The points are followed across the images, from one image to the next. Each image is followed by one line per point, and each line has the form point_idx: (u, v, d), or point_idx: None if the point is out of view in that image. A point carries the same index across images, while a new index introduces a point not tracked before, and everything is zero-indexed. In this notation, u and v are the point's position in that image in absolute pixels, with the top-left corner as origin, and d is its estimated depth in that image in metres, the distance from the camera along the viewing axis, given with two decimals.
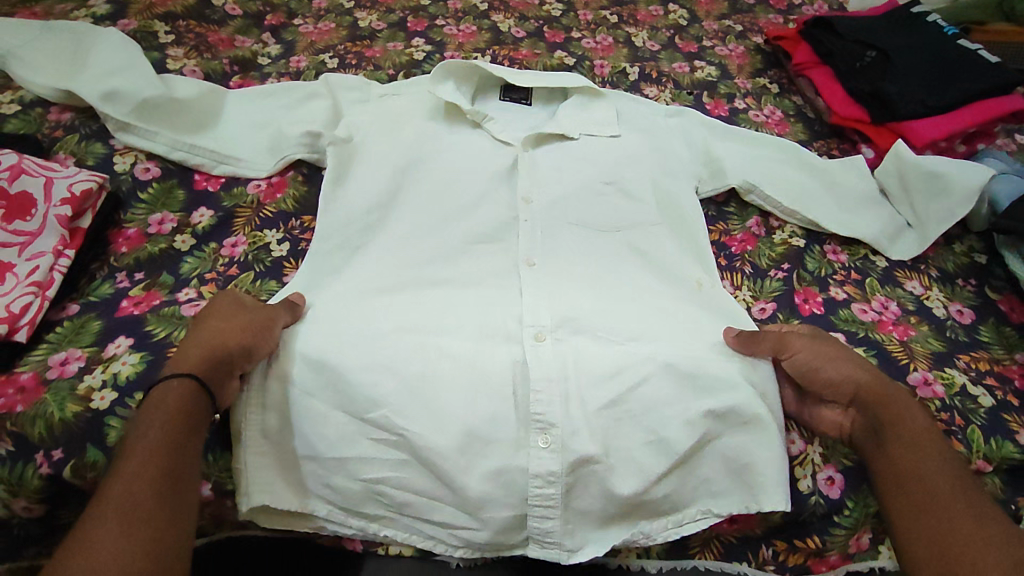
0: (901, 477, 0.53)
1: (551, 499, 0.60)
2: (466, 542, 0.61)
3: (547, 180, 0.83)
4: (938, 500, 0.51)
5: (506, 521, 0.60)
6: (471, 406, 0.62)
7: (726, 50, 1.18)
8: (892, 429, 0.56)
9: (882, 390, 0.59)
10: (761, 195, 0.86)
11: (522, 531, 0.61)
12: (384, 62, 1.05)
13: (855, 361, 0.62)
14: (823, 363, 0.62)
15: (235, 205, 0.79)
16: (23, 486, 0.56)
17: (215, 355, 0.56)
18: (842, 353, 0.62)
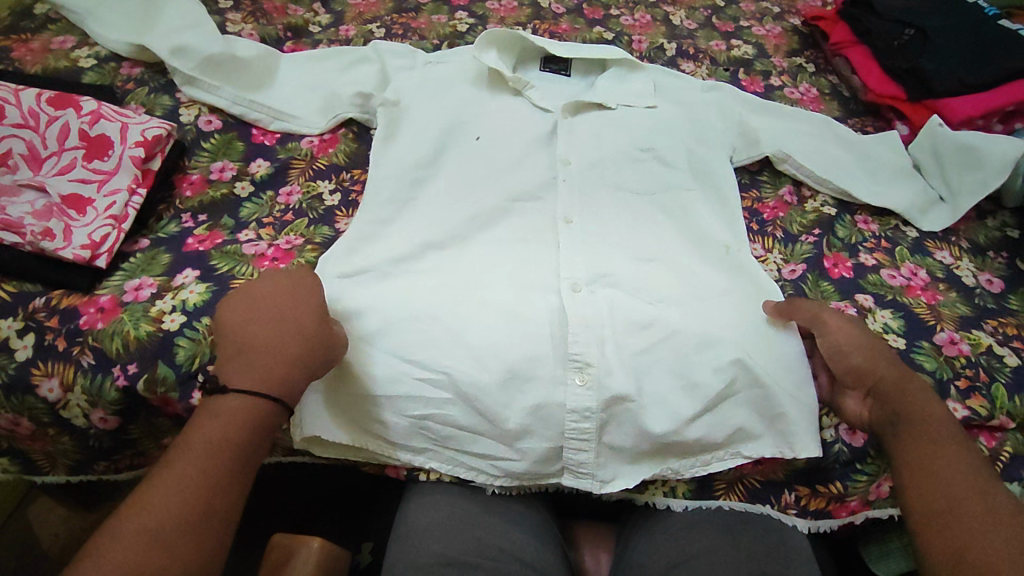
0: (910, 467, 0.54)
1: (586, 433, 0.63)
2: (506, 471, 0.64)
3: (586, 146, 0.85)
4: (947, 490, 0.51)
5: (543, 452, 0.63)
6: (510, 346, 0.65)
7: (763, 30, 1.19)
8: (907, 422, 0.57)
9: (903, 382, 0.59)
10: (795, 164, 0.87)
11: (557, 463, 0.64)
12: (429, 33, 1.09)
13: (883, 355, 0.62)
14: (854, 350, 0.62)
15: (290, 157, 0.83)
16: (101, 397, 0.61)
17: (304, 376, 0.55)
18: (873, 346, 0.62)
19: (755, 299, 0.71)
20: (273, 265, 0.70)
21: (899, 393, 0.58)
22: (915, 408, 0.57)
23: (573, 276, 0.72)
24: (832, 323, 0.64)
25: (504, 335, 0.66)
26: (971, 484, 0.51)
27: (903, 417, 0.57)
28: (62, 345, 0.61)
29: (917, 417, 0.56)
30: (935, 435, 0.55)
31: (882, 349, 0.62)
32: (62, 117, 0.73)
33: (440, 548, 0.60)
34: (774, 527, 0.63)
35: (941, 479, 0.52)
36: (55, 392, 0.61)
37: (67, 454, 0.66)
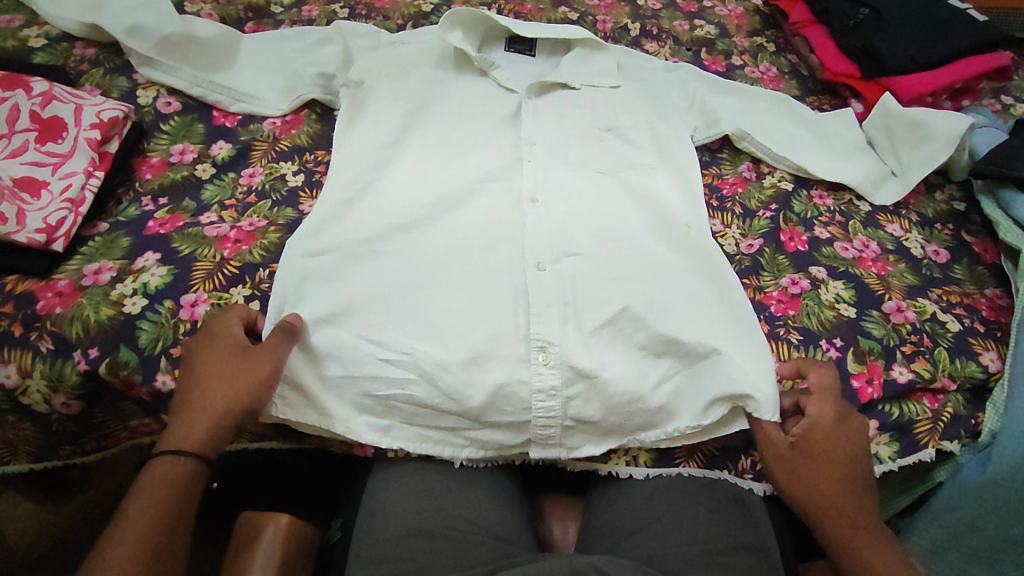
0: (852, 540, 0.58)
1: (551, 411, 0.65)
2: (471, 439, 0.66)
3: (549, 128, 0.86)
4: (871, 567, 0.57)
5: (508, 421, 0.65)
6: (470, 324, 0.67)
7: (725, 10, 1.21)
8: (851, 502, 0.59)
9: (846, 500, 0.59)
10: (754, 142, 0.90)
11: (522, 435, 0.66)
12: (393, 13, 1.08)
13: (851, 466, 0.60)
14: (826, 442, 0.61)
15: (252, 139, 0.82)
16: (63, 381, 0.60)
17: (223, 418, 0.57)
18: (830, 457, 0.60)
19: (727, 280, 0.72)
20: (235, 248, 0.70)
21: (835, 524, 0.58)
22: (859, 538, 0.58)
23: (535, 255, 0.72)
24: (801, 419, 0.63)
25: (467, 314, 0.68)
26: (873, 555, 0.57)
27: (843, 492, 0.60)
28: (19, 331, 0.61)
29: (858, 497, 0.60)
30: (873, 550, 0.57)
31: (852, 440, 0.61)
32: (12, 98, 0.72)
33: (406, 520, 0.61)
34: (730, 490, 0.66)
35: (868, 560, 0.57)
36: (13, 377, 0.60)
37: (28, 442, 0.65)
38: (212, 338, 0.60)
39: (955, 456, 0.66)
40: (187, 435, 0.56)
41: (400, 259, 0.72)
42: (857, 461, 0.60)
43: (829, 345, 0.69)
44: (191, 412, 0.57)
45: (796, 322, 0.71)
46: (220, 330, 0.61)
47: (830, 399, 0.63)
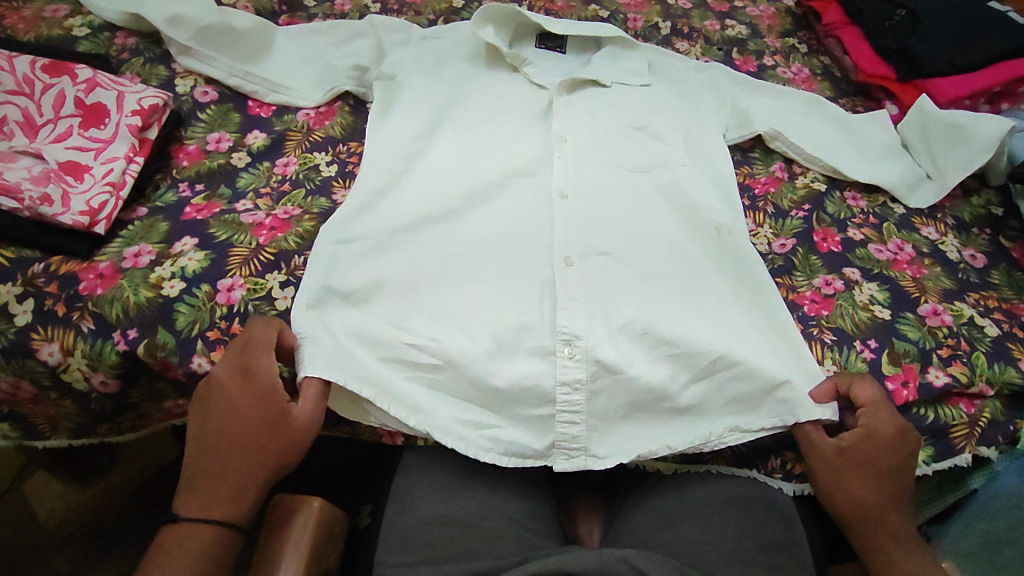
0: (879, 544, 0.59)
1: (575, 405, 0.64)
2: (495, 441, 0.64)
3: (580, 124, 0.86)
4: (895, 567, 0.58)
5: (535, 418, 0.64)
6: (499, 316, 0.68)
7: (757, 11, 1.20)
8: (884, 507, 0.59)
9: (879, 507, 0.59)
10: (786, 142, 0.89)
11: (546, 441, 0.64)
12: (425, 9, 1.09)
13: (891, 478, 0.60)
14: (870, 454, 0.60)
15: (287, 129, 0.83)
16: (102, 361, 0.62)
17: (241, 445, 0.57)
18: (869, 467, 0.60)
19: (763, 280, 0.72)
20: (271, 234, 0.70)
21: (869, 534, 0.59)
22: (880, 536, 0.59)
23: (567, 251, 0.72)
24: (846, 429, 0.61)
25: (497, 306, 0.69)
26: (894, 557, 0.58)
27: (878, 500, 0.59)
28: (62, 311, 0.62)
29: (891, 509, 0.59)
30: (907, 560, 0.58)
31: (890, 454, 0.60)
32: (58, 85, 0.74)
33: (441, 508, 0.61)
34: (763, 490, 0.65)
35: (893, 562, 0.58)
36: (56, 356, 0.61)
37: (69, 417, 0.67)
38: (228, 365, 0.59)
39: (992, 462, 0.66)
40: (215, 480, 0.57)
41: (432, 249, 0.72)
42: (899, 471, 0.60)
43: (862, 346, 0.68)
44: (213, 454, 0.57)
45: (829, 322, 0.70)
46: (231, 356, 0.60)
47: (884, 413, 0.61)
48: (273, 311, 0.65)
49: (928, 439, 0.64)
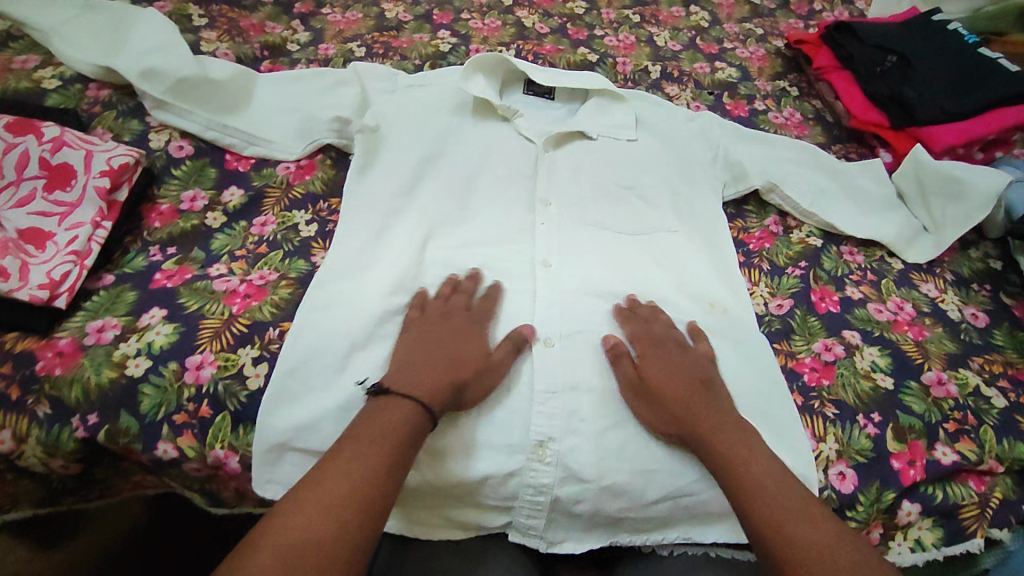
0: (739, 482, 0.54)
1: (540, 503, 0.60)
2: (448, 519, 0.62)
3: (565, 182, 0.86)
4: (794, 509, 0.52)
5: (491, 504, 0.61)
6: (478, 405, 0.62)
7: (746, 53, 1.21)
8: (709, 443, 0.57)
9: (712, 425, 0.58)
10: (781, 195, 0.88)
11: (503, 517, 0.62)
12: (410, 53, 1.08)
13: (685, 388, 0.61)
14: (673, 385, 0.61)
15: (265, 185, 0.80)
16: (60, 447, 0.58)
17: (449, 373, 0.60)
18: (661, 394, 0.61)
19: (760, 354, 0.68)
20: (245, 303, 0.67)
21: (735, 478, 0.55)
22: (736, 455, 0.56)
23: (545, 330, 0.67)
24: (646, 368, 0.63)
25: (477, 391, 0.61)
26: (780, 518, 0.51)
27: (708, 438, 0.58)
28: (16, 393, 0.58)
29: (711, 445, 0.57)
30: (752, 477, 0.54)
31: (668, 375, 0.62)
32: (22, 144, 0.70)
33: None
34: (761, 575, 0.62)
35: (762, 496, 0.53)
36: (9, 443, 0.57)
37: (29, 498, 0.63)
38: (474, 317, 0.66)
39: (1004, 543, 0.62)
40: (418, 394, 0.57)
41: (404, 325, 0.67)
42: (687, 394, 0.60)
43: (865, 421, 0.64)
44: (420, 365, 0.60)
45: (830, 394, 0.66)
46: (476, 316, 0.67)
47: (651, 357, 0.64)
48: (244, 393, 0.61)
49: (937, 519, 0.62)
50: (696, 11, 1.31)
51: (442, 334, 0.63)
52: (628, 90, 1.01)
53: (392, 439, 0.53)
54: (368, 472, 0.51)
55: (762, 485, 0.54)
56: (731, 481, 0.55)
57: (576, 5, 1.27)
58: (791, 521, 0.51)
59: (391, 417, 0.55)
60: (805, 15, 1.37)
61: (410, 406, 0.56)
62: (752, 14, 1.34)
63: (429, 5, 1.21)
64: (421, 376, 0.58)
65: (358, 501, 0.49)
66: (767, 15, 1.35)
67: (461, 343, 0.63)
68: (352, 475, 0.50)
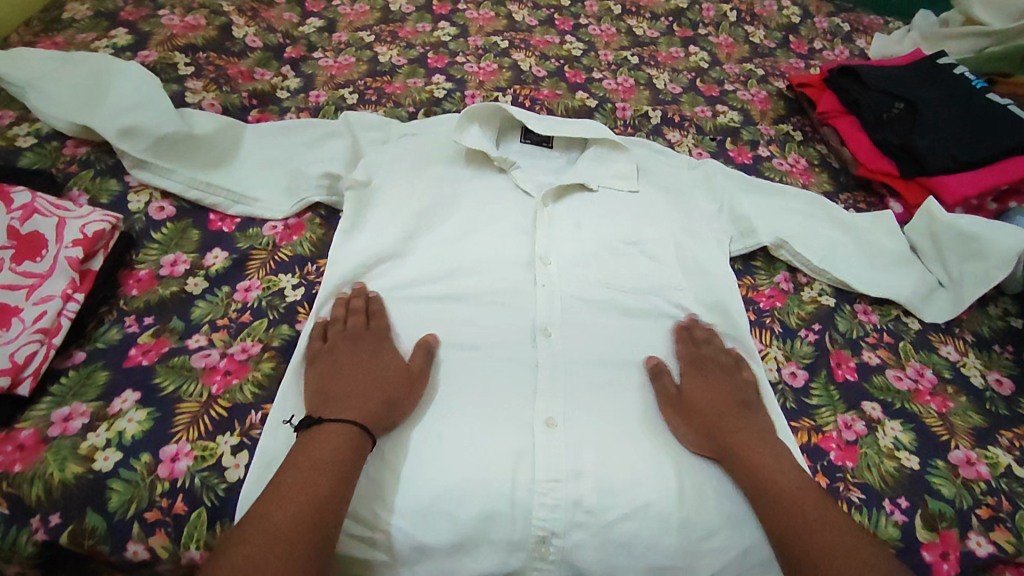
0: (763, 493, 0.57)
1: None
2: None
3: (564, 238, 0.82)
4: (791, 513, 0.55)
5: None
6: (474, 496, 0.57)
7: (748, 95, 1.19)
8: (743, 456, 0.60)
9: (740, 440, 0.61)
10: (790, 250, 0.85)
11: None
12: (404, 99, 1.06)
13: (722, 405, 0.65)
14: (707, 402, 0.65)
15: (251, 247, 0.77)
16: (16, 552, 0.53)
17: (386, 392, 0.61)
18: (734, 413, 0.64)
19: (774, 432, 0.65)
20: (225, 382, 0.62)
21: (773, 485, 0.57)
22: (763, 465, 0.59)
23: (549, 408, 0.63)
24: (693, 387, 0.66)
25: (473, 480, 0.58)
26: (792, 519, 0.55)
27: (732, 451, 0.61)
28: None
29: (744, 455, 0.60)
30: (764, 471, 0.58)
31: (706, 391, 0.66)
32: None
33: None
34: None
35: (783, 499, 0.56)
36: None
37: None
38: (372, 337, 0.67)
39: None
40: (352, 412, 0.58)
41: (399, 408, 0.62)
42: (715, 409, 0.64)
43: (893, 507, 0.60)
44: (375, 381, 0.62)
45: (856, 476, 0.62)
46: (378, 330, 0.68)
47: (696, 376, 0.68)
48: (222, 486, 0.56)
49: None
50: (696, 51, 1.30)
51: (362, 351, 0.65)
52: (627, 138, 0.98)
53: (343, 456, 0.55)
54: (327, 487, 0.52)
55: (789, 490, 0.57)
56: (754, 490, 0.58)
57: (573, 47, 1.25)
58: (792, 522, 0.55)
59: (328, 429, 0.56)
60: (805, 54, 1.35)
61: (343, 422, 0.57)
62: (752, 54, 1.32)
63: (424, 48, 1.19)
64: (364, 394, 0.60)
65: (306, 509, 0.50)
66: (767, 54, 1.33)
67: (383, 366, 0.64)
68: (303, 485, 0.52)
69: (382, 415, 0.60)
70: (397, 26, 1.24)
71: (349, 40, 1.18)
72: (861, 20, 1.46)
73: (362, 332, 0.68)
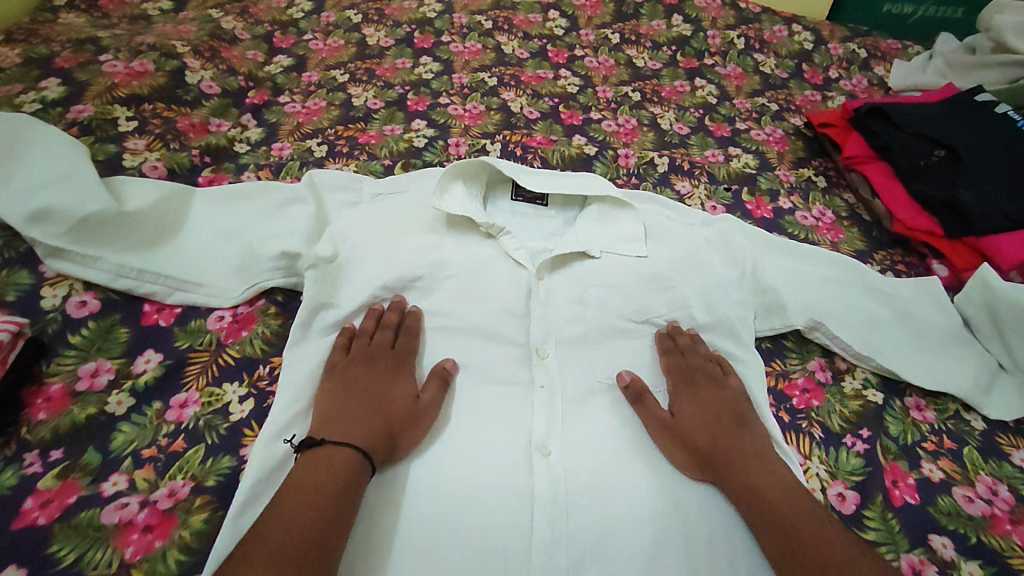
0: (755, 502, 0.56)
1: None
2: None
3: (565, 325, 0.71)
4: (788, 517, 0.55)
5: None
6: None
7: (762, 134, 1.08)
8: (732, 470, 0.59)
9: (727, 451, 0.60)
10: (826, 333, 0.73)
11: None
12: (379, 150, 0.95)
13: (711, 419, 0.63)
14: (692, 420, 0.63)
15: (190, 348, 0.65)
16: None
17: (386, 423, 0.59)
18: (722, 423, 0.63)
19: None
20: (144, 544, 0.51)
21: (759, 495, 0.57)
22: (749, 481, 0.58)
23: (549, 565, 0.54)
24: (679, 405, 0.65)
25: None
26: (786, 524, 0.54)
27: (719, 468, 0.60)
28: None
29: (734, 466, 0.59)
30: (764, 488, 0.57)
31: (690, 409, 0.64)
32: None
33: None
34: None
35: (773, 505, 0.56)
36: None
37: None
38: (392, 353, 0.66)
39: None
40: (354, 434, 0.57)
41: (376, 493, 0.57)
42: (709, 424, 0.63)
43: None
44: (379, 405, 0.60)
45: None
46: (405, 351, 0.67)
47: (682, 393, 0.66)
48: None
49: None
50: (702, 84, 1.19)
51: (381, 368, 0.64)
52: (632, 191, 0.87)
53: (341, 483, 0.52)
54: (326, 514, 0.50)
55: (778, 498, 0.56)
56: (746, 502, 0.57)
57: (568, 83, 1.14)
58: (788, 530, 0.54)
59: (330, 451, 0.54)
60: (820, 84, 1.24)
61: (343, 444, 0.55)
62: (764, 86, 1.21)
63: (403, 88, 1.08)
64: (368, 416, 0.59)
65: (306, 527, 0.48)
66: (779, 85, 1.22)
67: (394, 390, 0.62)
68: (304, 505, 0.50)
69: (382, 442, 0.57)
70: (374, 62, 1.13)
71: (320, 80, 1.07)
72: (878, 44, 1.35)
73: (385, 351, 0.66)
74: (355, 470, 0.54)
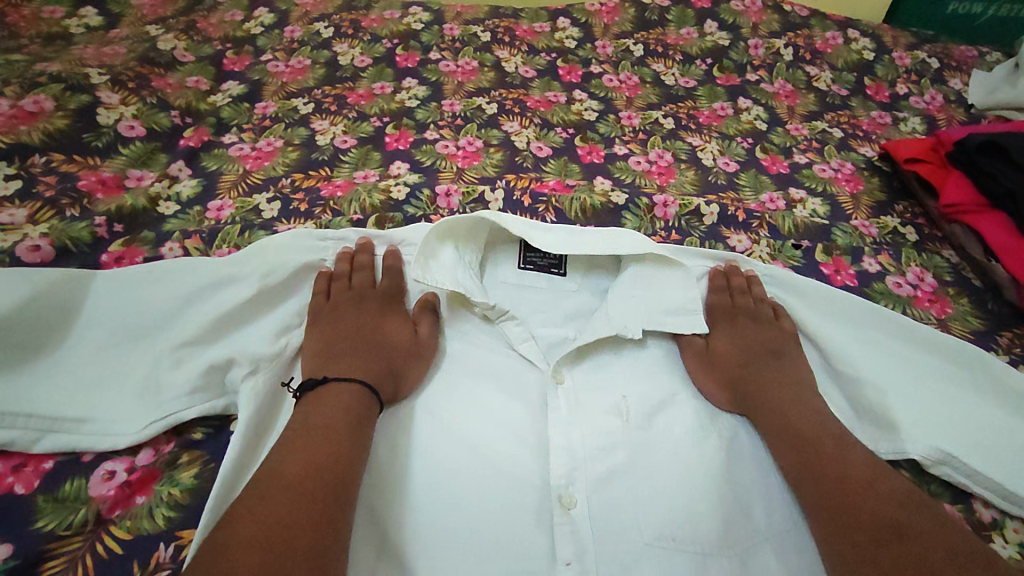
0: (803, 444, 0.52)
1: None
2: None
3: (611, 471, 0.53)
4: (844, 468, 0.50)
5: None
6: None
7: (828, 169, 0.86)
8: (779, 410, 0.55)
9: (773, 388, 0.57)
10: (959, 468, 0.56)
11: None
12: (347, 204, 0.73)
13: (752, 354, 0.60)
14: (726, 358, 0.60)
15: (57, 528, 0.47)
16: None
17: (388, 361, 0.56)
18: (761, 356, 0.60)
19: None
20: None
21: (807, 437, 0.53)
22: (804, 424, 0.54)
23: None
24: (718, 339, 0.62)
25: None
26: (847, 480, 0.49)
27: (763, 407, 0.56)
28: None
29: (781, 405, 0.55)
30: (800, 424, 0.53)
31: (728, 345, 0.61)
32: None
33: None
34: None
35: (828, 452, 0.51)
36: None
37: None
38: (393, 290, 0.63)
39: None
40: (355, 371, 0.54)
41: None
42: (745, 356, 0.60)
43: None
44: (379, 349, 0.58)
45: None
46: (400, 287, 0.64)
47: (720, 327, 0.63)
48: None
49: None
50: (747, 105, 0.98)
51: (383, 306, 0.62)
52: (679, 249, 0.67)
53: (347, 426, 0.49)
54: (332, 457, 0.46)
55: (839, 451, 0.51)
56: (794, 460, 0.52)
57: (584, 107, 0.93)
58: (843, 482, 0.49)
59: (336, 390, 0.52)
60: (888, 102, 1.03)
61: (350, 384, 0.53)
62: (821, 106, 1.00)
63: (380, 120, 0.87)
64: (368, 356, 0.56)
65: (306, 488, 0.44)
66: (839, 105, 1.00)
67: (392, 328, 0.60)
68: (306, 454, 0.46)
69: (388, 377, 0.55)
70: (345, 87, 0.92)
71: (277, 112, 0.86)
72: (949, 52, 1.14)
73: (383, 294, 0.63)
74: (360, 412, 0.51)
